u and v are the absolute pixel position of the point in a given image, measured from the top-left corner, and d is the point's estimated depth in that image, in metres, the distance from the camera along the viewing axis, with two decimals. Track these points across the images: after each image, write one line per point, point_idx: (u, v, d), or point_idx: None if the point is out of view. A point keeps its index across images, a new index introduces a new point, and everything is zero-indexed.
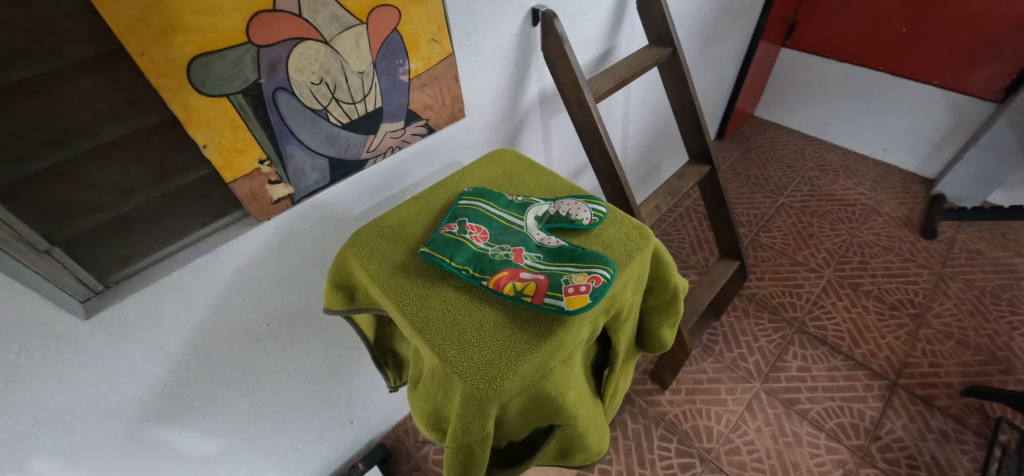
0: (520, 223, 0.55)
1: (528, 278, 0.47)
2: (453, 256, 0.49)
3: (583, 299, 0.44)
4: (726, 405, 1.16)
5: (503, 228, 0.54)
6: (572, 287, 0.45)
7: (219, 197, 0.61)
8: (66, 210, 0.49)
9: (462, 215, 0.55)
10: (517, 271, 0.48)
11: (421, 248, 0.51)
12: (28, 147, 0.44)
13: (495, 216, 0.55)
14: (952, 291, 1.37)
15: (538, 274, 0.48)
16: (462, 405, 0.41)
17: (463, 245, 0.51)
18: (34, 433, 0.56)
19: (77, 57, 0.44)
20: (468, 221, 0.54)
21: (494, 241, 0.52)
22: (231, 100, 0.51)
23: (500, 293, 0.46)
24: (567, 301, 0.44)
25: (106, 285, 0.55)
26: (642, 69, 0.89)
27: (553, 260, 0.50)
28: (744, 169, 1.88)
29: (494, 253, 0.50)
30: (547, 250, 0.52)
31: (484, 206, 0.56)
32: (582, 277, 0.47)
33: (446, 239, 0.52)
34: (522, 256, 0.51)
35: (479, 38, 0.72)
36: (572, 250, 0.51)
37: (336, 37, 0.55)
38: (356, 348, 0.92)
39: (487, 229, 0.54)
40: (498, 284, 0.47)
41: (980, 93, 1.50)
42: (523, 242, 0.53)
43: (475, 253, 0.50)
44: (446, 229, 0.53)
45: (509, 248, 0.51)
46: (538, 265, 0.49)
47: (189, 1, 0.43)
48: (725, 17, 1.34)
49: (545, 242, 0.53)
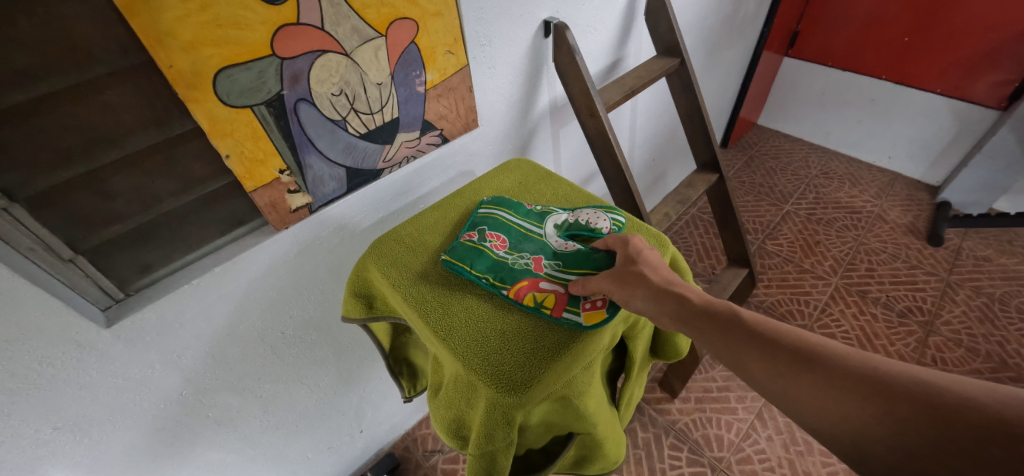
0: (539, 231, 0.56)
1: (548, 289, 0.49)
2: (474, 265, 0.51)
3: (600, 314, 0.46)
4: (736, 413, 1.16)
5: (522, 235, 0.56)
6: (589, 303, 0.48)
7: (239, 206, 0.62)
8: (90, 220, 0.49)
9: (481, 223, 0.57)
10: (537, 281, 0.50)
11: (442, 256, 0.52)
12: (57, 157, 0.45)
13: (515, 225, 0.57)
14: (960, 298, 1.37)
15: (558, 286, 0.49)
16: (486, 411, 0.42)
17: (484, 253, 0.52)
18: (52, 441, 0.56)
19: (108, 69, 0.45)
20: (488, 229, 0.56)
21: (512, 249, 0.54)
22: (254, 111, 0.51)
23: (520, 303, 0.48)
24: (583, 316, 0.46)
25: (126, 293, 0.56)
26: (651, 79, 0.91)
27: (570, 268, 0.52)
28: (748, 178, 1.89)
29: (514, 260, 0.52)
30: (564, 255, 0.53)
31: (504, 214, 0.58)
32: (599, 292, 0.49)
33: (466, 247, 0.53)
34: (542, 266, 0.52)
35: (493, 49, 0.73)
36: (590, 257, 0.52)
37: (357, 49, 0.57)
38: (368, 358, 0.92)
39: (506, 237, 0.55)
40: (518, 294, 0.48)
41: (983, 101, 1.51)
42: (541, 250, 0.54)
43: (496, 262, 0.52)
44: (467, 237, 0.55)
45: (529, 257, 0.53)
46: (557, 274, 0.51)
47: (218, 15, 0.44)
48: (730, 28, 1.36)
49: (562, 248, 0.54)
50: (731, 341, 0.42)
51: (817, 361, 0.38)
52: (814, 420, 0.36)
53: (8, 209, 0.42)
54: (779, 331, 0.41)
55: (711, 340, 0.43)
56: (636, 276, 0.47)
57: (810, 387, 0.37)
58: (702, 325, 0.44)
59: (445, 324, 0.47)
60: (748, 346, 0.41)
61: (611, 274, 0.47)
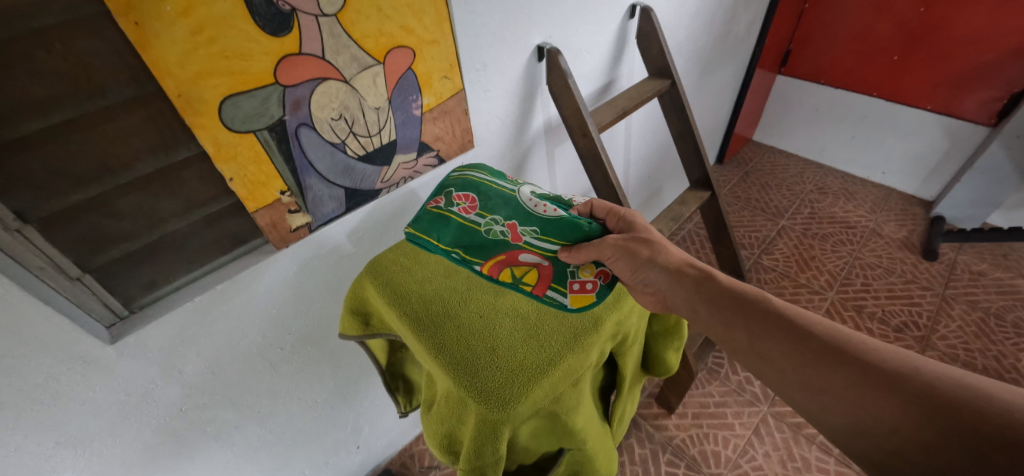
0: (512, 190, 0.57)
1: (529, 263, 0.53)
2: (448, 236, 0.55)
3: (588, 297, 0.50)
4: (733, 429, 1.15)
5: (491, 194, 0.56)
6: (577, 284, 0.51)
7: (241, 226, 0.64)
8: (97, 241, 0.51)
9: (450, 186, 0.59)
10: (517, 255, 0.53)
11: (407, 228, 0.57)
12: (68, 181, 0.47)
13: (484, 183, 0.58)
14: (956, 312, 1.37)
15: (542, 260, 0.53)
16: (475, 427, 0.43)
17: (450, 220, 0.55)
18: (54, 455, 0.57)
19: (119, 98, 0.47)
20: (456, 192, 0.58)
21: (483, 211, 0.55)
22: (257, 135, 0.54)
23: (494, 278, 0.53)
24: (570, 298, 0.51)
25: (131, 310, 0.57)
26: (643, 100, 0.94)
27: (549, 231, 0.53)
28: (744, 193, 1.91)
29: (486, 226, 0.54)
30: (541, 220, 0.53)
31: (475, 175, 0.59)
32: (588, 272, 0.52)
33: (432, 216, 0.57)
34: (518, 233, 0.54)
35: (487, 74, 0.76)
36: (569, 223, 0.52)
37: (355, 76, 0.59)
38: (365, 373, 0.93)
39: (475, 198, 0.57)
40: (491, 270, 0.53)
41: (973, 117, 1.54)
42: (515, 214, 0.55)
43: (465, 228, 0.54)
44: (433, 203, 0.57)
45: (503, 222, 0.54)
46: (535, 243, 0.53)
47: (225, 48, 0.47)
48: (722, 48, 1.40)
49: (540, 212, 0.54)
50: (759, 326, 0.45)
51: (841, 351, 0.40)
52: (824, 404, 0.39)
53: (21, 230, 0.44)
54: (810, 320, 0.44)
55: (735, 324, 0.46)
56: (648, 247, 0.52)
57: (831, 374, 0.40)
58: (733, 310, 0.47)
59: (438, 341, 0.48)
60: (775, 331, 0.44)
61: (619, 237, 0.51)
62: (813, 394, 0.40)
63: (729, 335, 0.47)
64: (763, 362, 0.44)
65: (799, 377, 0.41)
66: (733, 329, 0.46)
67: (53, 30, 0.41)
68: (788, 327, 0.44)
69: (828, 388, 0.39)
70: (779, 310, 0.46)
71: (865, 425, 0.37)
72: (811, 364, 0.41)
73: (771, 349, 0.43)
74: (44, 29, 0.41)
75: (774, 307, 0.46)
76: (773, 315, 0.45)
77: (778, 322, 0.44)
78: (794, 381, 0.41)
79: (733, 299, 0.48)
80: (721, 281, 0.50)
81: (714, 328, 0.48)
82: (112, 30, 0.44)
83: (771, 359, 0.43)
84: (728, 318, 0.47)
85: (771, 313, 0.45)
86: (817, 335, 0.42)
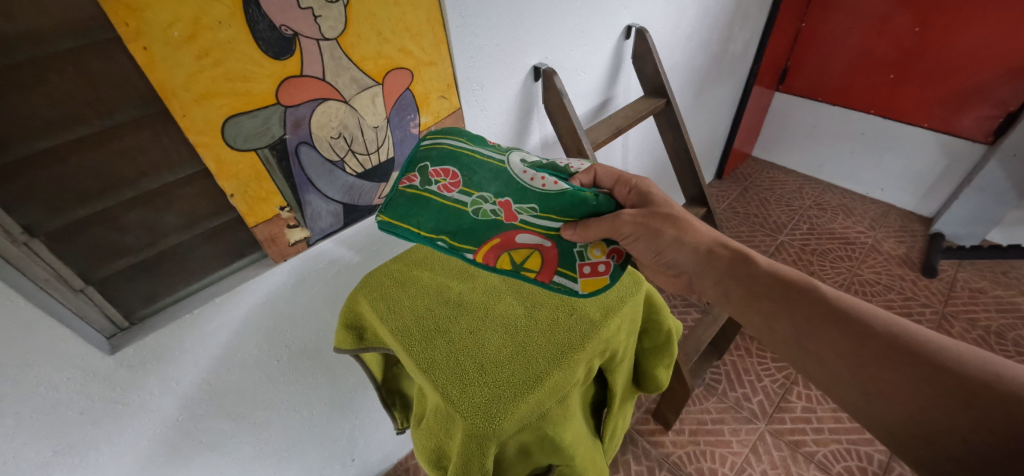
0: (501, 159, 0.58)
1: (531, 244, 0.55)
2: (431, 220, 0.55)
3: (601, 280, 0.53)
4: (731, 446, 1.14)
5: (473, 165, 0.57)
6: (587, 266, 0.54)
7: (241, 240, 0.65)
8: (101, 254, 0.53)
9: (423, 160, 0.59)
10: (514, 234, 0.55)
11: (377, 218, 0.56)
12: (74, 196, 0.49)
13: (461, 152, 0.58)
14: (956, 330, 1.36)
15: (544, 240, 0.55)
16: (462, 443, 0.43)
17: (430, 199, 0.56)
18: (51, 463, 0.58)
19: (126, 117, 0.49)
20: (431, 167, 0.58)
21: (467, 188, 0.56)
22: (258, 153, 0.56)
23: (489, 266, 0.54)
24: (581, 282, 0.53)
25: (131, 321, 0.59)
26: (638, 118, 0.96)
27: (546, 208, 0.55)
28: (743, 208, 1.92)
29: (474, 205, 0.56)
30: (538, 196, 0.55)
31: (450, 143, 0.59)
32: (598, 253, 0.54)
33: (408, 196, 0.57)
34: (513, 212, 0.55)
35: (484, 93, 0.79)
36: (571, 198, 0.54)
37: (355, 97, 0.61)
38: (360, 386, 0.93)
39: (455, 171, 0.57)
40: (485, 259, 0.54)
41: (970, 134, 1.55)
42: (506, 190, 0.56)
43: (449, 207, 0.55)
44: (407, 182, 0.58)
45: (493, 200, 0.56)
46: (535, 221, 0.55)
47: (229, 71, 0.49)
48: (719, 67, 1.42)
49: (538, 186, 0.55)
50: (807, 318, 0.47)
51: (892, 343, 0.42)
52: (873, 401, 0.42)
53: (29, 243, 0.46)
54: (857, 309, 0.46)
55: (782, 317, 0.48)
56: (672, 223, 0.54)
57: (885, 370, 0.41)
58: (778, 302, 0.49)
59: (428, 357, 0.49)
60: (825, 324, 0.45)
61: (637, 213, 0.53)
62: (864, 392, 0.42)
63: (771, 326, 0.49)
64: (810, 356, 0.46)
65: (850, 374, 0.43)
66: (777, 321, 0.48)
67: (66, 54, 0.43)
68: (840, 322, 0.45)
69: (881, 387, 0.41)
70: (829, 301, 0.47)
71: (918, 424, 0.39)
72: (866, 363, 0.42)
73: (818, 343, 0.45)
74: (57, 53, 0.43)
75: (824, 296, 0.47)
76: (823, 308, 0.46)
77: (827, 313, 0.46)
78: (844, 378, 0.43)
79: (778, 289, 0.49)
80: (761, 267, 0.52)
81: (756, 318, 0.51)
82: (122, 53, 0.46)
83: (818, 354, 0.45)
84: (772, 311, 0.49)
85: (820, 304, 0.47)
86: (874, 331, 0.43)
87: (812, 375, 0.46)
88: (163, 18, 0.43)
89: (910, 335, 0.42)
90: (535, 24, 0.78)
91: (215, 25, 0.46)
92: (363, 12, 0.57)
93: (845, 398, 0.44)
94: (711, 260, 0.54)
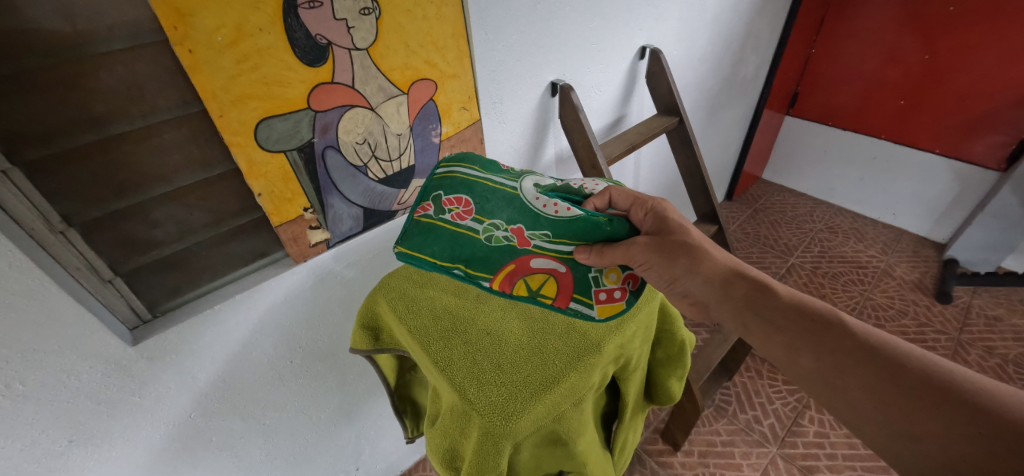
0: (514, 185, 0.59)
1: (547, 271, 0.54)
2: (447, 249, 0.55)
3: (617, 305, 0.52)
4: (740, 469, 1.12)
5: (484, 191, 0.58)
6: (606, 293, 0.52)
7: (265, 239, 0.67)
8: (132, 246, 0.55)
9: (438, 188, 0.60)
10: (530, 259, 0.54)
11: (397, 248, 0.55)
12: (109, 188, 0.50)
13: (473, 179, 0.59)
14: (972, 358, 1.34)
15: (559, 265, 0.54)
16: (478, 441, 0.44)
17: (441, 226, 0.56)
18: (65, 454, 0.58)
19: (167, 116, 0.51)
20: (445, 195, 0.59)
21: (480, 216, 0.57)
22: (287, 156, 0.58)
23: (507, 294, 0.52)
24: (597, 308, 0.51)
25: (154, 314, 0.60)
26: (651, 136, 0.98)
27: (559, 235, 0.55)
28: (753, 229, 1.93)
29: (486, 233, 0.55)
30: (552, 223, 0.55)
31: (463, 171, 0.60)
32: (614, 279, 0.54)
33: (419, 225, 0.57)
34: (526, 238, 0.55)
35: (502, 106, 0.81)
36: (584, 224, 0.54)
37: (381, 104, 0.64)
38: (370, 392, 0.93)
39: (468, 200, 0.58)
40: (502, 287, 0.53)
41: (982, 161, 1.55)
42: (518, 218, 0.56)
43: (465, 233, 0.55)
44: (421, 211, 0.58)
45: (506, 227, 0.56)
46: (548, 247, 0.55)
47: (265, 75, 0.52)
48: (730, 91, 1.45)
49: (551, 213, 0.56)
50: (836, 352, 0.43)
51: (934, 388, 0.38)
52: (908, 449, 0.38)
53: (65, 232, 0.48)
54: (895, 347, 0.42)
55: (801, 350, 0.45)
56: (688, 252, 0.51)
57: (925, 415, 0.37)
58: (798, 333, 0.45)
59: (445, 356, 0.50)
60: (855, 360, 0.42)
61: (651, 240, 0.52)
62: (899, 436, 0.38)
63: (793, 361, 0.45)
64: (837, 396, 0.42)
65: (883, 416, 0.39)
66: (800, 355, 0.44)
67: (117, 54, 0.46)
68: (869, 357, 0.41)
69: (917, 429, 0.37)
70: (858, 336, 0.43)
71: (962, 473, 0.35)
72: (900, 403, 0.39)
73: (847, 380, 0.41)
74: (110, 53, 0.45)
75: (851, 331, 0.44)
76: (849, 343, 0.43)
77: (858, 350, 0.42)
78: (876, 418, 0.40)
79: (801, 321, 0.46)
80: (782, 298, 0.48)
81: (776, 352, 0.47)
82: (167, 55, 0.48)
83: (846, 391, 0.41)
84: (795, 345, 0.45)
85: (849, 340, 0.43)
86: (907, 369, 0.40)
87: (840, 417, 0.42)
88: (210, 24, 0.46)
89: (955, 379, 0.38)
90: (554, 42, 0.81)
91: (256, 32, 0.49)
92: (393, 25, 0.60)
93: (877, 442, 0.40)
94: (722, 283, 0.51)
